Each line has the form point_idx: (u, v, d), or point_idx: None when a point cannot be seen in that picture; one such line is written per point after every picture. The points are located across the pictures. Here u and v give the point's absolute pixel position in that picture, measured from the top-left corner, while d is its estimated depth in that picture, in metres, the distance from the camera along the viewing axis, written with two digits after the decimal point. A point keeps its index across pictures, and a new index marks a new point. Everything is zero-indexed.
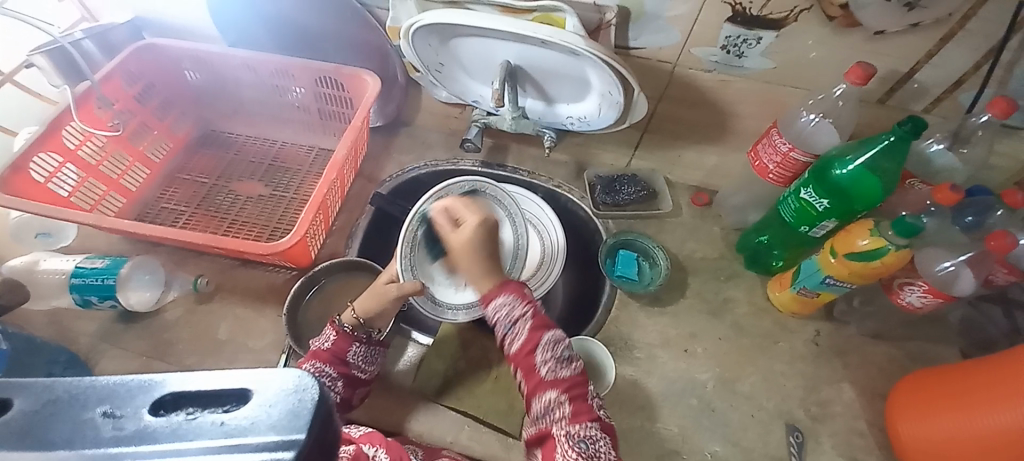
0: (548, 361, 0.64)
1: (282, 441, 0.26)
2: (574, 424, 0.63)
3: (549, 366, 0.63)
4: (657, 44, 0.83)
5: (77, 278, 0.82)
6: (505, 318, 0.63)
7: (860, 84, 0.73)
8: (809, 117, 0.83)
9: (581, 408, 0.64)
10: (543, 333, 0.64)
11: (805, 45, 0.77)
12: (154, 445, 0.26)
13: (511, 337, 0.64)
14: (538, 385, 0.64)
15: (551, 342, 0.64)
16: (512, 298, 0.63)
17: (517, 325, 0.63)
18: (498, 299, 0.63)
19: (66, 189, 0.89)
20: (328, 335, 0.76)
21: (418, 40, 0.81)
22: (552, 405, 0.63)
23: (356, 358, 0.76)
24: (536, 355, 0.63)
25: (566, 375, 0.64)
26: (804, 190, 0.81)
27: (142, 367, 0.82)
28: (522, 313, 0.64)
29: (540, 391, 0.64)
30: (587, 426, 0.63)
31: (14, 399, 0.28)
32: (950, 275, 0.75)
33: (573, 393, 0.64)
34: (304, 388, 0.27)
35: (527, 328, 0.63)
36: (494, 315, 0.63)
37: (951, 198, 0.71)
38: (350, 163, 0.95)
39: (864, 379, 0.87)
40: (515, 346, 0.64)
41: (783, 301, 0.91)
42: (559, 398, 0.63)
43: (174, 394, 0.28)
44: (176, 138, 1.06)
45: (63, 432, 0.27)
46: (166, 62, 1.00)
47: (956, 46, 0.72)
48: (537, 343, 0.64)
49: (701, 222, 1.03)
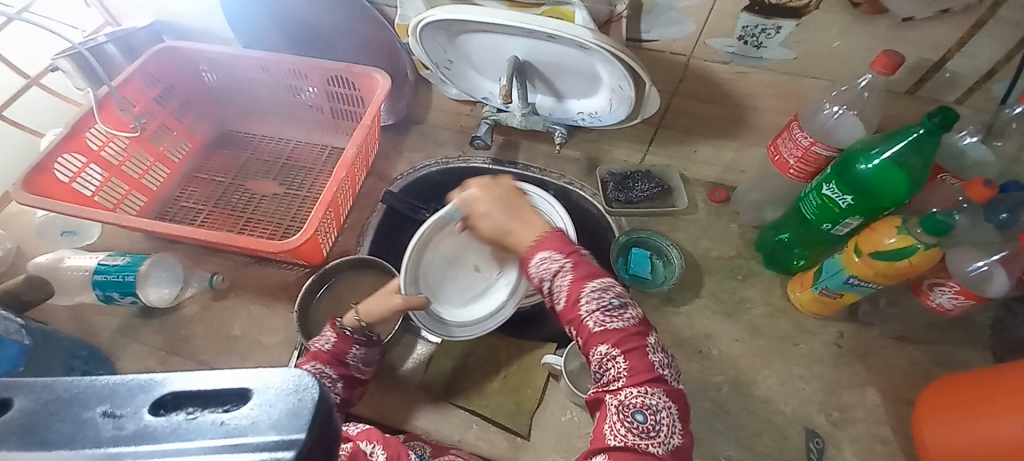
0: (594, 311, 0.60)
1: (282, 441, 0.26)
2: (630, 385, 0.58)
3: (596, 319, 0.59)
4: (669, 36, 0.81)
5: (100, 274, 0.85)
6: (548, 272, 0.62)
7: (887, 75, 0.69)
8: (832, 109, 0.79)
9: (638, 366, 0.58)
10: (587, 283, 0.61)
11: (827, 34, 0.74)
12: (154, 445, 0.26)
13: (555, 291, 0.62)
14: (587, 340, 0.60)
15: (597, 292, 0.60)
16: (551, 253, 0.62)
17: (559, 278, 0.61)
18: (538, 255, 0.63)
19: (90, 189, 0.92)
20: (328, 336, 0.75)
21: (426, 38, 0.81)
22: (604, 362, 0.59)
23: (356, 360, 0.75)
24: (581, 307, 0.60)
25: (616, 327, 0.60)
26: (826, 186, 0.77)
27: (160, 361, 0.85)
28: (564, 267, 0.62)
29: (590, 346, 0.60)
30: (643, 387, 0.57)
31: (13, 400, 0.29)
32: (984, 276, 0.71)
33: (627, 347, 0.59)
34: (304, 389, 0.27)
35: (569, 280, 0.61)
36: (536, 269, 0.62)
37: (983, 194, 0.67)
38: (361, 161, 0.96)
39: (889, 383, 0.83)
40: (562, 301, 0.62)
41: (803, 302, 0.88)
42: (611, 353, 0.59)
43: (175, 394, 0.28)
44: (195, 139, 1.09)
45: (62, 433, 0.27)
46: (185, 64, 1.03)
47: (990, 32, 0.68)
48: (580, 295, 0.60)
49: (716, 220, 1.00)
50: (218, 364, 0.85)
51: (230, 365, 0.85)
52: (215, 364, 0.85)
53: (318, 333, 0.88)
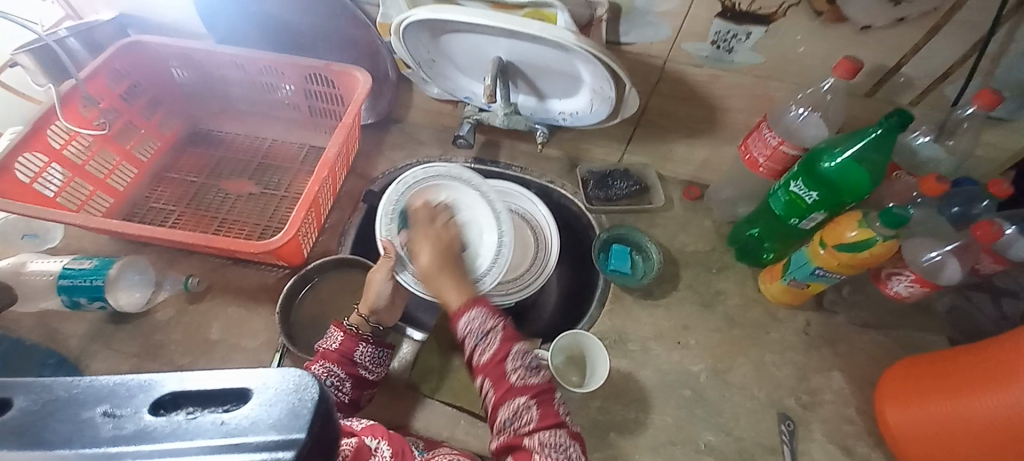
0: (517, 367, 0.61)
1: (283, 440, 0.26)
2: (543, 429, 0.59)
3: (519, 373, 0.61)
4: (646, 39, 0.83)
5: (66, 279, 0.80)
6: (476, 328, 0.62)
7: (848, 78, 0.73)
8: (798, 111, 0.84)
9: (550, 412, 0.60)
10: (513, 343, 0.63)
11: (793, 39, 0.78)
12: (153, 445, 0.26)
13: (480, 345, 0.62)
14: (506, 393, 0.61)
15: (521, 351, 0.63)
16: (482, 311, 0.64)
17: (489, 334, 0.62)
18: (468, 313, 0.64)
19: (52, 189, 0.87)
20: (335, 336, 0.77)
21: (409, 37, 0.80)
22: (519, 411, 0.59)
23: (363, 358, 0.76)
24: (505, 363, 0.61)
25: (534, 382, 0.62)
26: (794, 183, 0.82)
27: (134, 368, 0.82)
28: (493, 326, 0.63)
29: (509, 398, 0.60)
30: (554, 431, 0.59)
31: (13, 400, 0.28)
32: (936, 265, 0.77)
33: (541, 397, 0.61)
34: (304, 388, 0.28)
35: (498, 339, 0.62)
36: (467, 325, 0.63)
37: (937, 189, 0.73)
38: (342, 160, 0.95)
39: (854, 367, 0.89)
40: (483, 356, 0.62)
41: (774, 293, 0.92)
42: (527, 403, 0.60)
43: (174, 395, 0.28)
44: (164, 137, 1.06)
45: (60, 432, 0.27)
46: (153, 61, 0.99)
47: (941, 39, 0.73)
48: (506, 353, 0.62)
49: (692, 216, 1.04)
50: (196, 369, 0.83)
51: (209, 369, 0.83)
52: (194, 369, 0.83)
53: (301, 334, 0.87)
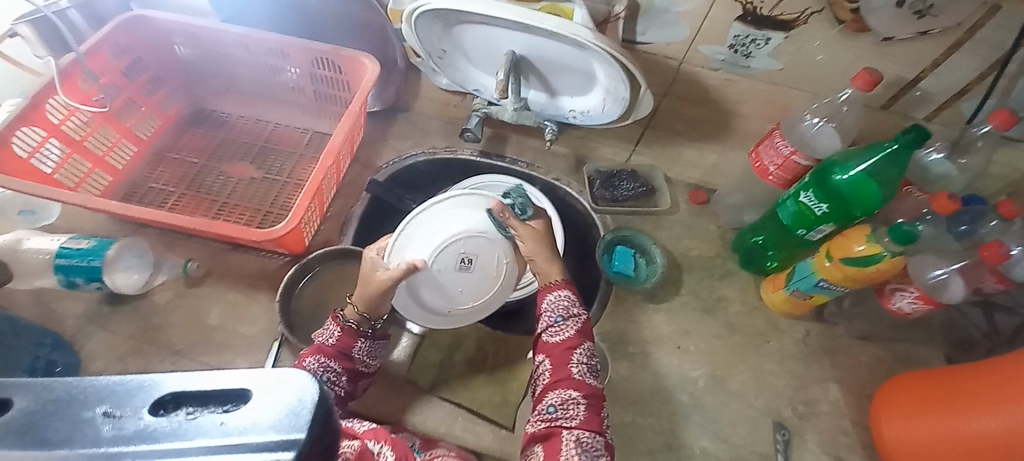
0: (581, 363, 0.69)
1: (283, 441, 0.26)
2: (583, 427, 0.64)
3: (579, 368, 0.68)
4: (663, 39, 0.82)
5: (62, 258, 0.79)
6: (557, 309, 0.72)
7: (866, 90, 0.72)
8: (812, 121, 0.83)
9: (593, 415, 0.65)
10: (584, 340, 0.71)
11: (813, 47, 0.76)
12: (153, 445, 0.26)
13: (557, 328, 0.71)
14: (560, 381, 0.68)
15: (586, 351, 0.70)
16: (570, 297, 0.73)
17: (569, 320, 0.71)
18: (557, 292, 0.74)
19: (49, 165, 0.86)
20: (331, 330, 0.74)
21: (421, 27, 0.79)
22: (567, 403, 0.65)
23: (361, 354, 0.74)
24: (572, 353, 0.69)
25: (589, 383, 0.68)
26: (804, 194, 0.81)
27: (130, 350, 0.81)
28: (576, 314, 0.72)
29: (561, 386, 0.67)
30: (591, 435, 0.64)
31: (14, 400, 0.28)
32: (941, 283, 0.77)
33: (590, 400, 0.66)
34: (304, 389, 0.27)
35: (575, 327, 0.71)
36: (551, 303, 0.73)
37: (948, 207, 0.72)
38: (346, 148, 0.93)
39: (850, 379, 0.89)
40: (557, 338, 0.71)
41: (776, 302, 0.92)
42: (577, 398, 0.66)
43: (174, 394, 0.27)
44: (165, 116, 1.03)
45: (61, 431, 0.27)
46: (156, 36, 0.96)
47: (964, 55, 0.72)
48: (576, 345, 0.70)
49: (698, 221, 1.03)
50: (193, 354, 0.82)
51: (206, 355, 0.82)
52: (190, 354, 0.82)
53: (300, 323, 0.86)
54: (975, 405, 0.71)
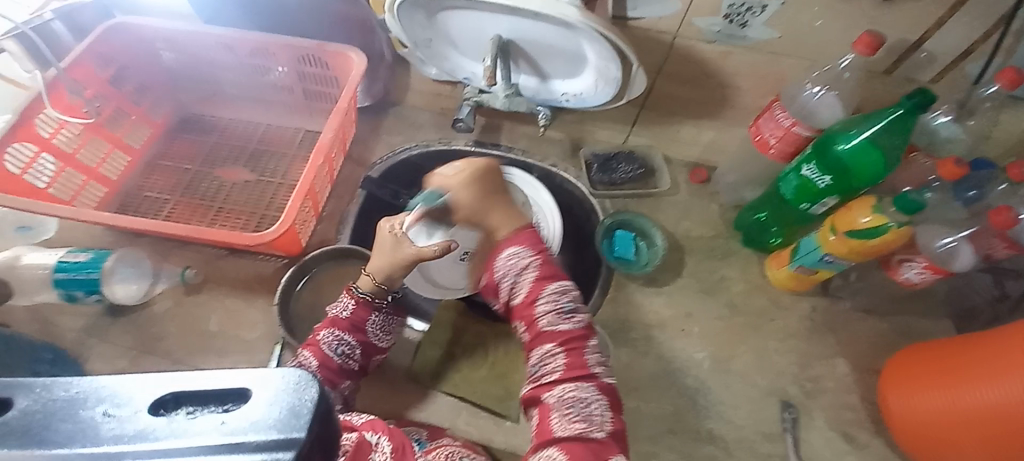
0: (548, 312, 0.67)
1: (282, 441, 0.25)
2: (567, 379, 0.64)
3: (548, 318, 0.67)
4: (654, 14, 0.79)
5: (60, 273, 0.80)
6: (514, 266, 0.70)
7: (868, 55, 0.69)
8: (813, 90, 0.80)
9: (575, 361, 0.65)
10: (546, 285, 0.69)
11: (810, 12, 0.74)
12: (153, 445, 0.25)
13: (516, 286, 0.70)
14: (536, 337, 0.67)
15: (554, 294, 0.68)
16: (522, 248, 0.71)
17: (523, 274, 0.70)
18: (509, 249, 0.71)
19: (42, 180, 0.85)
20: (347, 303, 0.74)
21: (403, 16, 0.77)
22: (547, 357, 0.66)
23: (375, 327, 0.76)
24: (538, 305, 0.68)
25: (565, 328, 0.67)
26: (806, 166, 0.79)
27: (131, 361, 0.82)
28: (530, 263, 0.70)
29: (538, 343, 0.67)
30: (579, 383, 0.64)
31: (13, 400, 0.27)
32: (950, 251, 0.74)
33: (570, 345, 0.66)
34: (304, 387, 0.27)
35: (532, 279, 0.69)
36: (503, 264, 0.71)
37: (954, 173, 0.69)
38: (338, 145, 0.91)
39: (857, 354, 0.87)
40: (520, 296, 0.70)
41: (781, 279, 0.90)
42: (553, 350, 0.66)
43: (175, 394, 0.27)
44: (155, 124, 1.03)
45: (62, 432, 0.26)
46: (139, 43, 0.95)
47: (968, 13, 0.69)
48: (539, 294, 0.68)
49: (697, 201, 1.01)
50: (194, 361, 0.82)
51: (207, 361, 0.82)
52: (191, 362, 0.82)
53: (300, 326, 0.86)
54: (984, 374, 0.69)
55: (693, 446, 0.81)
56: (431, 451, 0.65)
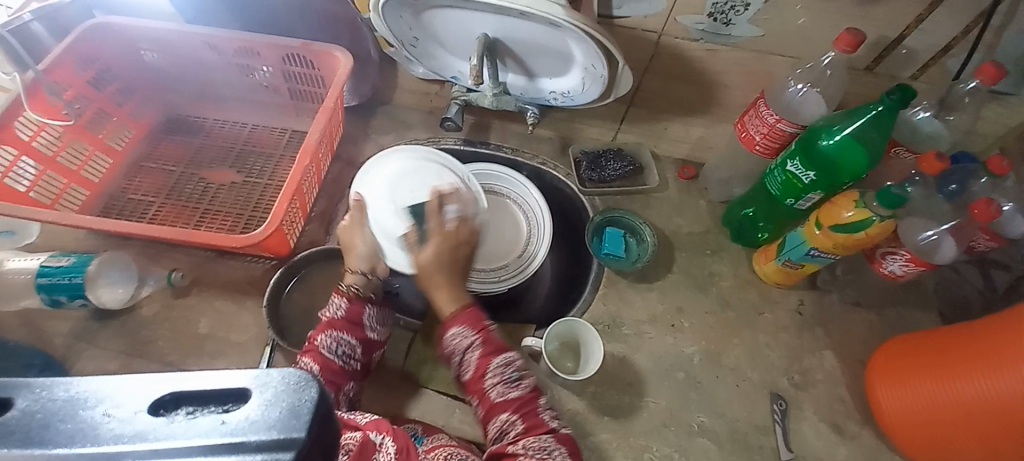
0: (496, 383, 0.66)
1: (280, 440, 0.26)
2: (529, 439, 0.64)
3: (498, 389, 0.66)
4: (641, 13, 0.79)
5: (44, 278, 0.78)
6: (460, 345, 0.67)
7: (849, 52, 0.70)
8: (796, 88, 0.81)
9: (534, 422, 0.65)
10: (493, 357, 0.66)
11: (793, 11, 0.74)
12: (154, 444, 0.26)
13: (463, 364, 0.67)
14: (492, 410, 0.66)
15: (500, 366, 0.66)
16: (465, 327, 0.67)
17: (468, 352, 0.66)
18: (453, 328, 0.67)
19: (24, 183, 0.84)
20: (338, 303, 0.76)
21: (390, 16, 0.76)
22: (506, 426, 0.64)
23: (372, 321, 0.77)
24: (486, 380, 0.66)
25: (515, 395, 0.66)
26: (790, 163, 0.80)
27: (121, 365, 0.81)
28: (475, 340, 0.67)
29: (494, 415, 0.65)
30: (540, 438, 0.64)
31: (14, 400, 0.28)
32: (933, 244, 0.76)
33: (525, 411, 0.65)
34: (303, 388, 0.27)
35: (477, 355, 0.66)
36: (451, 343, 0.67)
37: (936, 167, 0.71)
38: (325, 146, 0.91)
39: (845, 346, 0.89)
40: (468, 372, 0.67)
41: (769, 273, 0.92)
42: (511, 418, 0.64)
43: (175, 395, 0.28)
44: (140, 126, 1.02)
45: (62, 434, 0.27)
46: (121, 43, 0.93)
47: (948, 10, 0.70)
48: (487, 368, 0.66)
49: (686, 197, 1.02)
50: (185, 364, 0.82)
51: (198, 364, 0.82)
52: (182, 365, 0.82)
53: (290, 328, 0.85)
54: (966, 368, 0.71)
55: (686, 439, 0.82)
56: (432, 451, 0.66)
